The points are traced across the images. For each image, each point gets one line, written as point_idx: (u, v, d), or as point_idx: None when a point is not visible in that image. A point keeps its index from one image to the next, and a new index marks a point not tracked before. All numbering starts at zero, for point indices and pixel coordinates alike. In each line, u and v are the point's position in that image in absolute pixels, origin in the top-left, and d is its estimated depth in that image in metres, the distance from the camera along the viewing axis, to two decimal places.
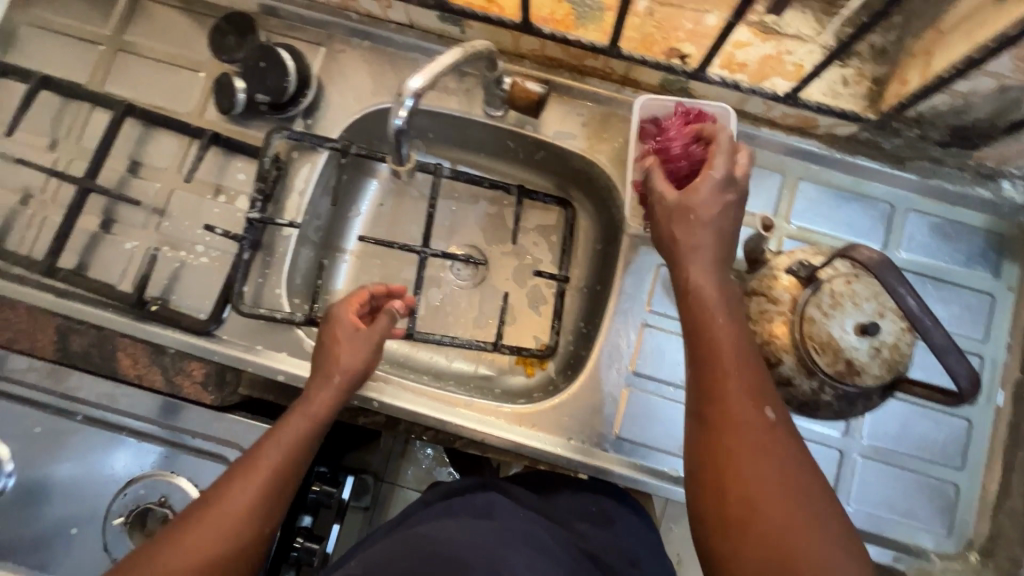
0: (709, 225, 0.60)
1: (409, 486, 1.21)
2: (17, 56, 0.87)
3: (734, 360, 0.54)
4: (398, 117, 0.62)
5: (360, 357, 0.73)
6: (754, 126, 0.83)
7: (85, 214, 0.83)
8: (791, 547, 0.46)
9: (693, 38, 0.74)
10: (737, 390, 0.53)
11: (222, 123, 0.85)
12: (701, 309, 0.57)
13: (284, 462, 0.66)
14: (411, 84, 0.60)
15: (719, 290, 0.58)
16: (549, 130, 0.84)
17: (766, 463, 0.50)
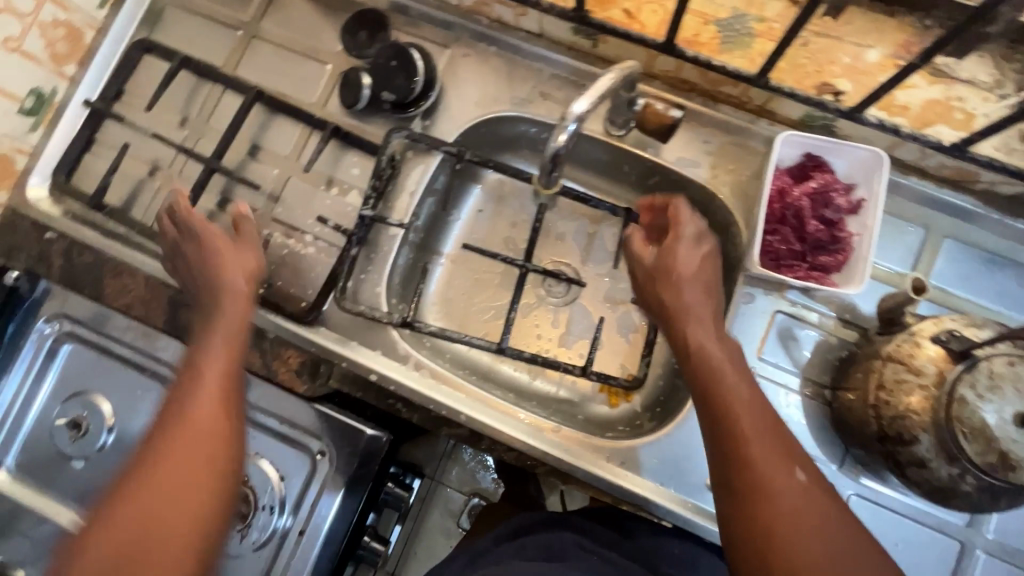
0: (690, 288, 0.67)
1: (452, 486, 1.19)
2: (162, 34, 0.91)
3: (753, 424, 0.58)
4: (557, 142, 0.60)
5: (239, 260, 0.74)
6: (900, 173, 0.76)
7: (206, 192, 0.86)
8: None
9: (849, 74, 0.66)
10: (765, 458, 0.56)
11: (342, 117, 0.86)
12: (710, 378, 0.61)
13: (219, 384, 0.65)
14: (577, 108, 0.58)
15: (721, 351, 0.63)
16: (671, 156, 0.80)
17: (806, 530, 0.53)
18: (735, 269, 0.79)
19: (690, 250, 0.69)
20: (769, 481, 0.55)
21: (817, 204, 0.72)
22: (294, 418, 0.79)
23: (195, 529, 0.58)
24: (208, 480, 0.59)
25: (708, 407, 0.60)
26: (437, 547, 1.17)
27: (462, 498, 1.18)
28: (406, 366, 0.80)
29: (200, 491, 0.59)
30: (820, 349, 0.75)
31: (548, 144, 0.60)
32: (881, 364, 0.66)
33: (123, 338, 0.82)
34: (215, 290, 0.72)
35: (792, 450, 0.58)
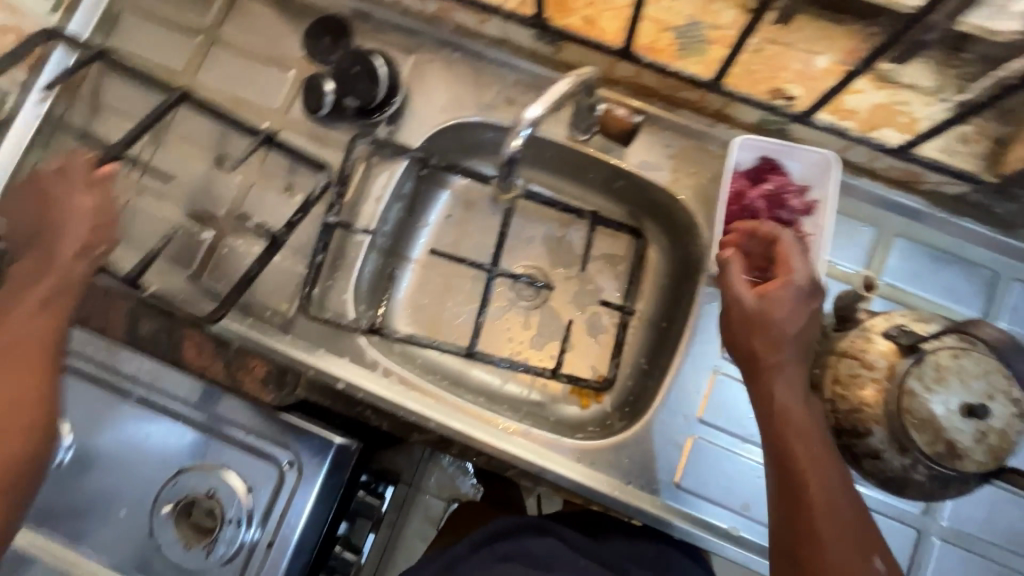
0: (787, 339, 0.61)
1: (431, 493, 1.19)
2: (118, 40, 0.89)
3: (835, 506, 0.56)
4: (512, 147, 0.61)
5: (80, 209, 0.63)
6: (852, 175, 0.79)
7: (165, 200, 0.85)
8: None
9: (801, 79, 0.71)
10: (843, 543, 0.55)
11: (306, 123, 0.85)
12: (793, 449, 0.58)
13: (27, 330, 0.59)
14: (530, 113, 0.59)
15: (807, 416, 0.59)
16: (634, 159, 0.82)
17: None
18: (698, 270, 0.81)
19: (791, 305, 0.62)
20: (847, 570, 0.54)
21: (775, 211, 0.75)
22: (260, 429, 0.78)
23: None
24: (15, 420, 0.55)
25: (785, 478, 0.58)
26: (413, 552, 1.17)
27: (441, 504, 1.18)
28: (374, 372, 0.79)
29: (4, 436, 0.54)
30: None
31: (502, 149, 0.61)
32: (836, 360, 0.68)
33: (82, 350, 0.80)
34: (34, 229, 0.63)
35: (869, 537, 0.56)
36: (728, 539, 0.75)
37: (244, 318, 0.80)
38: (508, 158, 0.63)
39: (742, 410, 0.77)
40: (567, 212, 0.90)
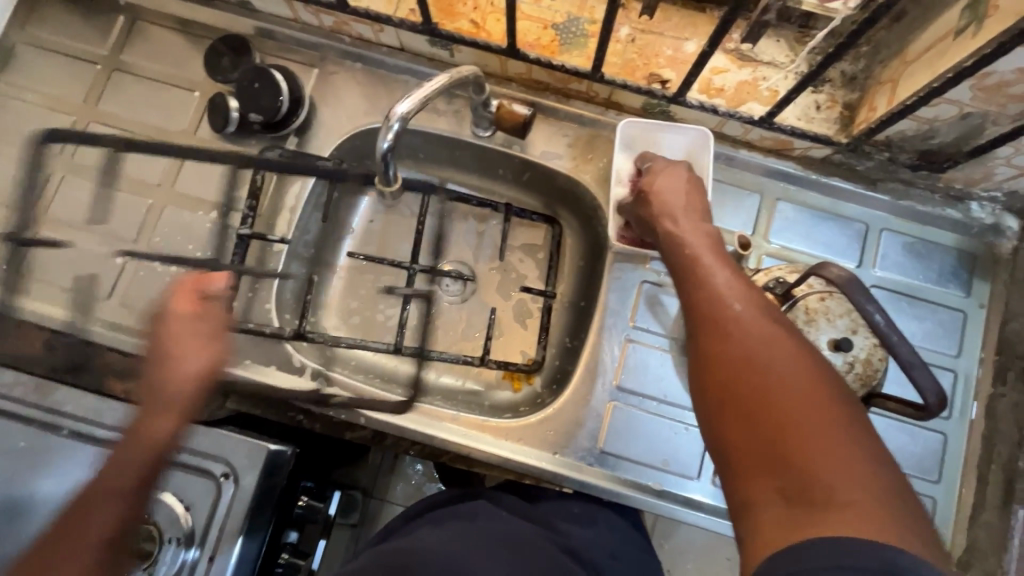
0: (668, 191, 0.70)
1: (398, 502, 1.18)
2: (15, 74, 0.89)
3: (729, 288, 0.57)
4: (387, 139, 0.65)
5: (190, 345, 0.61)
6: (732, 148, 0.86)
7: (76, 229, 0.84)
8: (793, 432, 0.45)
9: (673, 64, 0.78)
10: (734, 307, 0.55)
11: (215, 141, 0.87)
12: (688, 253, 0.63)
13: (105, 509, 0.54)
14: (398, 108, 0.64)
15: (702, 235, 0.65)
16: (536, 150, 0.87)
17: (769, 368, 0.49)
18: (605, 248, 0.87)
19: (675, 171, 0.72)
20: (742, 332, 0.53)
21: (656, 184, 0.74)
22: (196, 445, 0.78)
23: None
24: None
25: (683, 276, 0.62)
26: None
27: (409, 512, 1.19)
28: (304, 376, 0.81)
29: None
30: None
31: (378, 142, 0.66)
32: None
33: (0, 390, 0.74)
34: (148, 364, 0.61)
35: (776, 317, 0.54)
36: (654, 495, 0.79)
37: None
38: (385, 151, 0.67)
39: (658, 373, 0.82)
40: (483, 206, 0.94)
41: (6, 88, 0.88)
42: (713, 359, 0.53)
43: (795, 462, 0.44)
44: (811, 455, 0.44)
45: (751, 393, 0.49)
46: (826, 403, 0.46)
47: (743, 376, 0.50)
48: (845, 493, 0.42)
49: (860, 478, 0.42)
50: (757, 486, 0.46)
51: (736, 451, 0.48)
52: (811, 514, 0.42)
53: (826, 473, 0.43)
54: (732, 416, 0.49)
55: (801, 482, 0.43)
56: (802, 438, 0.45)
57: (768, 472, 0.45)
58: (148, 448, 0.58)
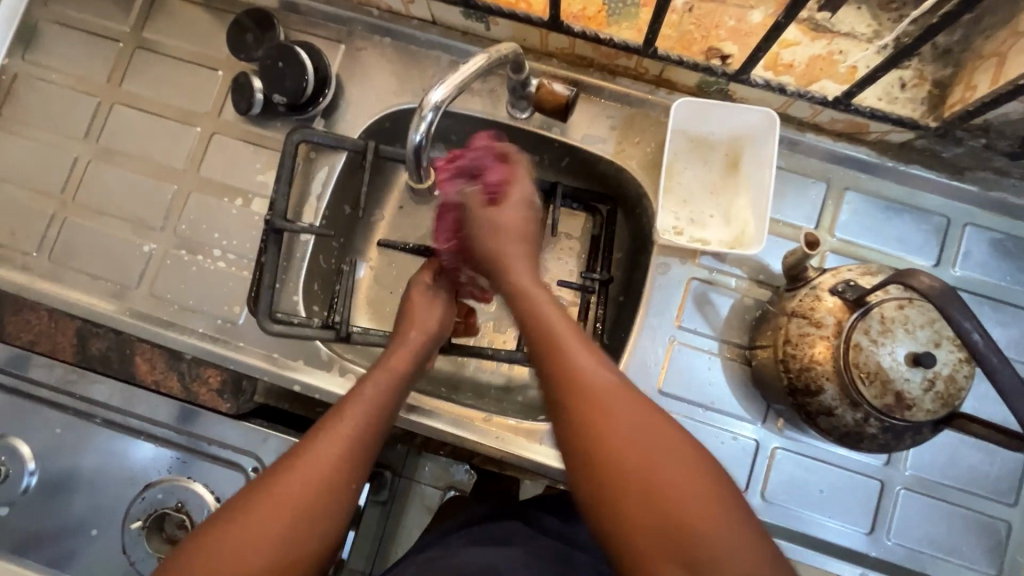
0: (506, 219, 0.65)
1: (426, 482, 1.12)
2: (40, 53, 0.86)
3: (586, 350, 0.54)
4: (418, 130, 0.60)
5: (431, 308, 0.78)
6: (798, 131, 0.77)
7: (102, 215, 0.82)
8: (678, 513, 0.46)
9: (735, 36, 0.68)
10: (591, 368, 0.52)
11: (240, 124, 0.83)
12: (542, 312, 0.58)
13: (360, 408, 0.66)
14: (431, 97, 0.58)
15: (543, 290, 0.60)
16: (578, 134, 0.79)
17: (628, 427, 0.49)
18: (650, 242, 0.79)
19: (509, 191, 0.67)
20: (616, 404, 0.50)
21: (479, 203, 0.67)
22: (224, 437, 0.77)
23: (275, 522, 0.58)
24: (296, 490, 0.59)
25: (539, 338, 0.56)
26: (410, 537, 1.10)
27: (437, 493, 1.11)
28: (331, 372, 0.78)
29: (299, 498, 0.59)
30: (737, 311, 0.77)
31: (408, 133, 0.61)
32: (787, 320, 0.68)
33: (42, 377, 0.79)
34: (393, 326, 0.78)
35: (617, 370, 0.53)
36: None
37: (197, 330, 0.79)
38: (417, 144, 0.62)
39: (704, 377, 0.76)
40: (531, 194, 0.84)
41: (31, 67, 0.86)
42: (590, 435, 0.49)
43: (691, 540, 0.45)
44: (700, 532, 0.45)
45: (638, 470, 0.47)
46: (698, 464, 0.48)
47: (608, 437, 0.49)
48: (737, 552, 0.45)
49: (742, 526, 0.46)
50: (643, 557, 0.46)
51: (624, 530, 0.47)
52: None
53: (717, 548, 0.45)
54: (603, 484, 0.48)
55: (695, 551, 0.45)
56: (688, 510, 0.46)
57: (665, 544, 0.46)
58: (393, 372, 0.71)
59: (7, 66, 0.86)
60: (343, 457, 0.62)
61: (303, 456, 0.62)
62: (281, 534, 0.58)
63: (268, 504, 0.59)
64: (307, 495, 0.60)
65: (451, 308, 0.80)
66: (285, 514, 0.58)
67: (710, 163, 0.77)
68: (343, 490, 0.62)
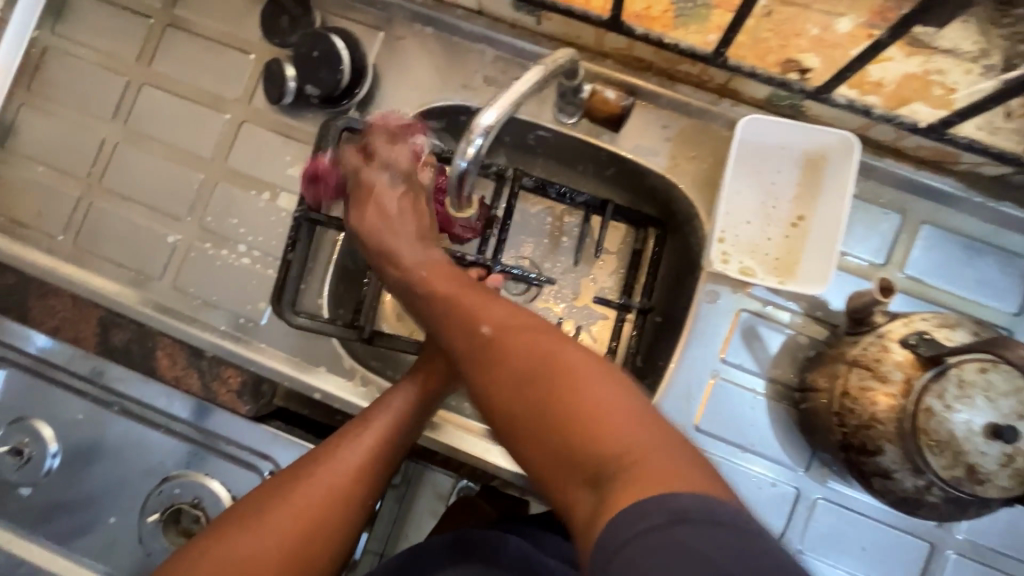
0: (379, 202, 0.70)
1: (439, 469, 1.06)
2: (68, 26, 0.83)
3: (487, 314, 0.59)
4: (466, 156, 0.55)
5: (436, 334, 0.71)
6: (876, 155, 0.69)
7: (127, 201, 0.80)
8: (569, 421, 0.49)
9: (817, 48, 0.59)
10: (482, 325, 0.58)
11: (270, 113, 0.79)
12: (467, 301, 0.61)
13: (383, 426, 0.64)
14: (482, 120, 0.53)
15: (445, 282, 0.65)
16: (628, 144, 0.73)
17: (512, 364, 0.54)
18: (698, 267, 0.73)
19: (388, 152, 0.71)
20: (531, 351, 0.53)
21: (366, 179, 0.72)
22: (242, 439, 0.74)
23: (275, 525, 0.57)
24: (304, 491, 0.58)
25: (464, 313, 0.60)
26: (423, 524, 1.06)
27: (450, 480, 1.05)
28: (353, 381, 0.75)
29: (305, 496, 0.58)
30: (788, 349, 0.71)
31: (454, 158, 0.56)
32: (847, 369, 0.61)
33: (59, 361, 0.77)
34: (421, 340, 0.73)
35: (521, 323, 0.56)
36: None
37: (219, 328, 0.77)
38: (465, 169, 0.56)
39: (743, 417, 0.71)
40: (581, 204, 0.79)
41: (61, 42, 0.83)
42: (510, 386, 0.53)
43: (613, 464, 0.46)
44: (608, 442, 0.47)
45: (556, 410, 0.50)
46: (605, 388, 0.49)
47: (490, 379, 0.55)
48: (668, 478, 0.44)
49: (671, 450, 0.46)
50: (574, 497, 0.48)
51: (548, 472, 0.50)
52: (614, 488, 0.45)
53: (633, 453, 0.46)
54: (508, 425, 0.53)
55: (614, 478, 0.45)
56: (585, 431, 0.48)
57: (573, 473, 0.48)
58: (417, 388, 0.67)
59: (38, 39, 0.83)
60: (344, 482, 0.60)
61: (317, 464, 0.60)
62: (274, 535, 0.56)
63: (275, 506, 0.58)
64: (316, 505, 0.58)
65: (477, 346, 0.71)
66: (282, 520, 0.57)
67: (777, 185, 0.71)
68: (336, 525, 0.59)
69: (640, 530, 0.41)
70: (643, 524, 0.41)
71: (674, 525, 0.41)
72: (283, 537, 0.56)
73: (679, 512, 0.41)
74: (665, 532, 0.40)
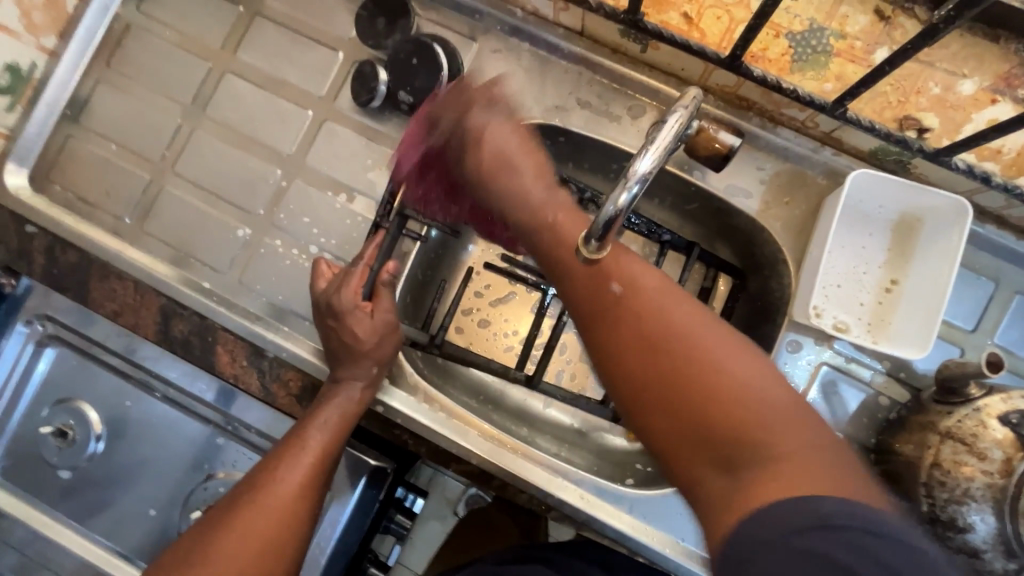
0: (507, 152, 0.64)
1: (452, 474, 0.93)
2: (154, 5, 0.81)
3: (622, 270, 0.50)
4: (620, 201, 0.50)
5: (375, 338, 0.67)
6: (976, 221, 0.68)
7: (202, 190, 0.79)
8: (718, 396, 0.43)
9: (937, 107, 0.61)
10: (614, 286, 0.49)
11: (354, 114, 0.77)
12: (593, 251, 0.52)
13: (319, 447, 0.63)
14: (642, 166, 0.50)
15: (574, 221, 0.55)
16: (719, 183, 0.72)
17: (653, 326, 0.47)
18: (779, 313, 0.71)
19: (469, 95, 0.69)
20: (667, 321, 0.47)
21: (450, 136, 0.70)
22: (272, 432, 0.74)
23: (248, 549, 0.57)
24: (267, 517, 0.59)
25: (590, 260, 0.52)
26: (432, 535, 0.94)
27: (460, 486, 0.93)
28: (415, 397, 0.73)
29: (268, 516, 0.59)
30: (867, 408, 0.69)
31: (604, 204, 0.50)
32: (939, 440, 0.59)
33: (105, 342, 0.77)
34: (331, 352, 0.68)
35: (662, 289, 0.49)
36: None
37: (284, 329, 0.75)
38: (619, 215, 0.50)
39: None
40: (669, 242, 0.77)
41: (145, 20, 0.81)
42: (640, 352, 0.46)
43: (755, 451, 0.42)
44: (757, 431, 0.42)
45: (695, 387, 0.44)
46: (751, 370, 0.44)
47: (622, 343, 0.47)
48: (820, 476, 0.40)
49: (822, 446, 0.42)
50: (698, 475, 0.44)
51: (672, 447, 0.45)
52: (755, 475, 0.41)
53: (780, 444, 0.41)
54: (631, 390, 0.47)
55: (752, 464, 0.42)
56: (733, 412, 0.43)
57: (703, 453, 0.43)
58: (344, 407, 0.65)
59: (120, 15, 0.81)
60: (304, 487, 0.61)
61: (264, 487, 0.60)
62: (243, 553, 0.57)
63: (224, 535, 0.57)
64: (273, 524, 0.59)
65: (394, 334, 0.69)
66: (240, 537, 0.57)
67: (871, 244, 0.70)
68: (292, 538, 0.60)
69: (779, 531, 0.38)
70: (783, 525, 0.38)
71: (813, 529, 0.37)
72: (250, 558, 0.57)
73: (829, 516, 0.38)
74: (815, 539, 0.37)
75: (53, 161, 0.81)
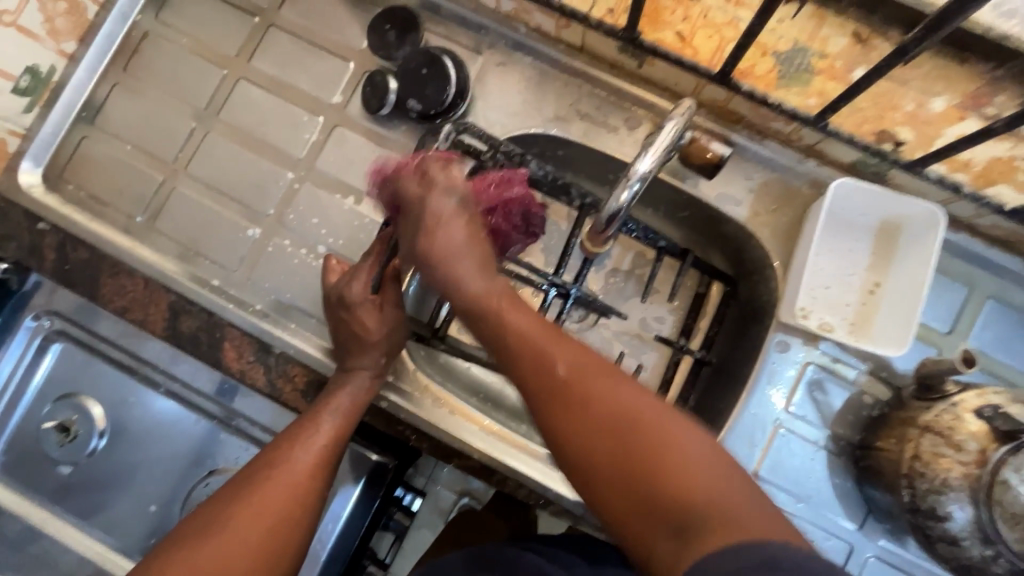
0: (452, 250, 0.60)
1: (443, 486, 0.95)
2: (172, 15, 0.84)
3: (563, 351, 0.51)
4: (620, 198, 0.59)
5: (387, 327, 0.70)
6: (951, 230, 0.72)
7: (213, 191, 0.81)
8: (659, 458, 0.45)
9: (912, 122, 0.66)
10: (559, 369, 0.50)
11: (363, 121, 0.80)
12: (535, 333, 0.53)
13: (331, 429, 0.65)
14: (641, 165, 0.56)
15: (519, 309, 0.55)
16: (710, 191, 0.76)
17: (601, 397, 0.48)
18: (768, 315, 0.75)
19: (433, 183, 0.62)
20: (613, 400, 0.48)
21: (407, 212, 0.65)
22: (274, 426, 0.76)
23: (255, 525, 0.59)
24: (275, 495, 0.60)
25: (533, 347, 0.52)
26: (421, 542, 0.95)
27: (451, 497, 0.95)
28: (418, 392, 0.75)
29: (279, 494, 0.61)
30: (851, 406, 0.73)
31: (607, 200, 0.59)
32: (918, 434, 0.62)
33: (112, 337, 0.78)
34: (340, 343, 0.70)
35: (602, 367, 0.50)
36: None
37: (291, 326, 0.77)
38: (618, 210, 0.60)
39: (798, 467, 0.72)
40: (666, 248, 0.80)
41: (162, 28, 0.84)
42: (587, 431, 0.48)
43: (699, 511, 0.43)
44: (703, 493, 0.44)
45: (640, 456, 0.46)
46: (689, 434, 0.46)
47: (567, 429, 0.49)
48: (757, 527, 0.42)
49: (755, 501, 0.45)
50: (650, 543, 0.45)
51: (625, 519, 0.46)
52: (700, 537, 0.42)
53: (723, 503, 0.43)
54: (577, 465, 0.49)
55: (698, 528, 0.43)
56: (677, 481, 0.44)
57: (653, 521, 0.45)
58: (355, 392, 0.67)
59: (139, 22, 0.84)
60: (315, 466, 0.63)
61: (276, 468, 0.62)
62: (254, 529, 0.58)
63: (237, 510, 0.59)
64: (284, 502, 0.60)
65: (403, 325, 0.72)
66: (250, 512, 0.59)
67: (853, 248, 0.74)
68: (301, 516, 0.61)
69: None
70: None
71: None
72: (254, 533, 0.58)
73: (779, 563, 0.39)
74: None
75: (66, 161, 0.83)
